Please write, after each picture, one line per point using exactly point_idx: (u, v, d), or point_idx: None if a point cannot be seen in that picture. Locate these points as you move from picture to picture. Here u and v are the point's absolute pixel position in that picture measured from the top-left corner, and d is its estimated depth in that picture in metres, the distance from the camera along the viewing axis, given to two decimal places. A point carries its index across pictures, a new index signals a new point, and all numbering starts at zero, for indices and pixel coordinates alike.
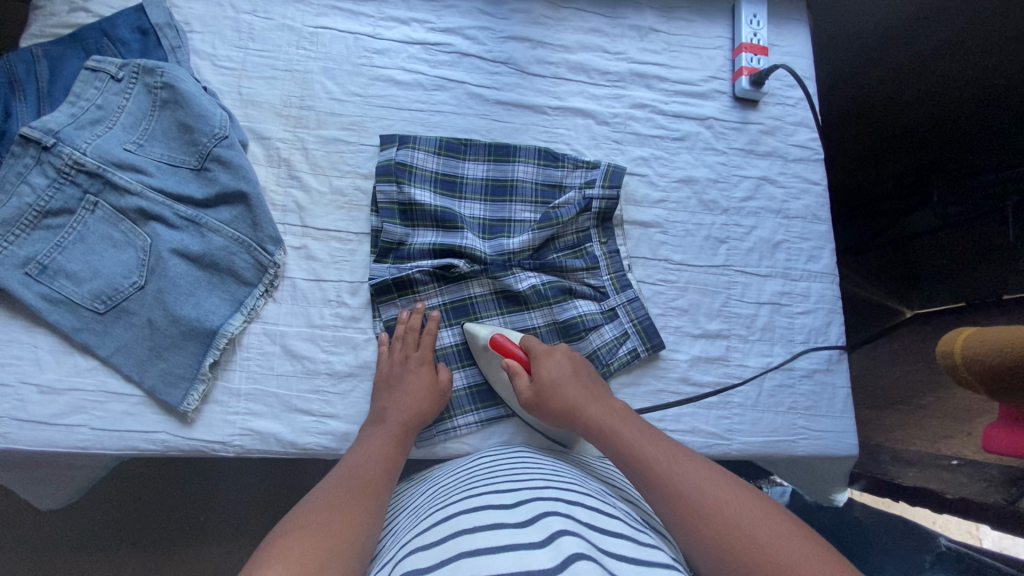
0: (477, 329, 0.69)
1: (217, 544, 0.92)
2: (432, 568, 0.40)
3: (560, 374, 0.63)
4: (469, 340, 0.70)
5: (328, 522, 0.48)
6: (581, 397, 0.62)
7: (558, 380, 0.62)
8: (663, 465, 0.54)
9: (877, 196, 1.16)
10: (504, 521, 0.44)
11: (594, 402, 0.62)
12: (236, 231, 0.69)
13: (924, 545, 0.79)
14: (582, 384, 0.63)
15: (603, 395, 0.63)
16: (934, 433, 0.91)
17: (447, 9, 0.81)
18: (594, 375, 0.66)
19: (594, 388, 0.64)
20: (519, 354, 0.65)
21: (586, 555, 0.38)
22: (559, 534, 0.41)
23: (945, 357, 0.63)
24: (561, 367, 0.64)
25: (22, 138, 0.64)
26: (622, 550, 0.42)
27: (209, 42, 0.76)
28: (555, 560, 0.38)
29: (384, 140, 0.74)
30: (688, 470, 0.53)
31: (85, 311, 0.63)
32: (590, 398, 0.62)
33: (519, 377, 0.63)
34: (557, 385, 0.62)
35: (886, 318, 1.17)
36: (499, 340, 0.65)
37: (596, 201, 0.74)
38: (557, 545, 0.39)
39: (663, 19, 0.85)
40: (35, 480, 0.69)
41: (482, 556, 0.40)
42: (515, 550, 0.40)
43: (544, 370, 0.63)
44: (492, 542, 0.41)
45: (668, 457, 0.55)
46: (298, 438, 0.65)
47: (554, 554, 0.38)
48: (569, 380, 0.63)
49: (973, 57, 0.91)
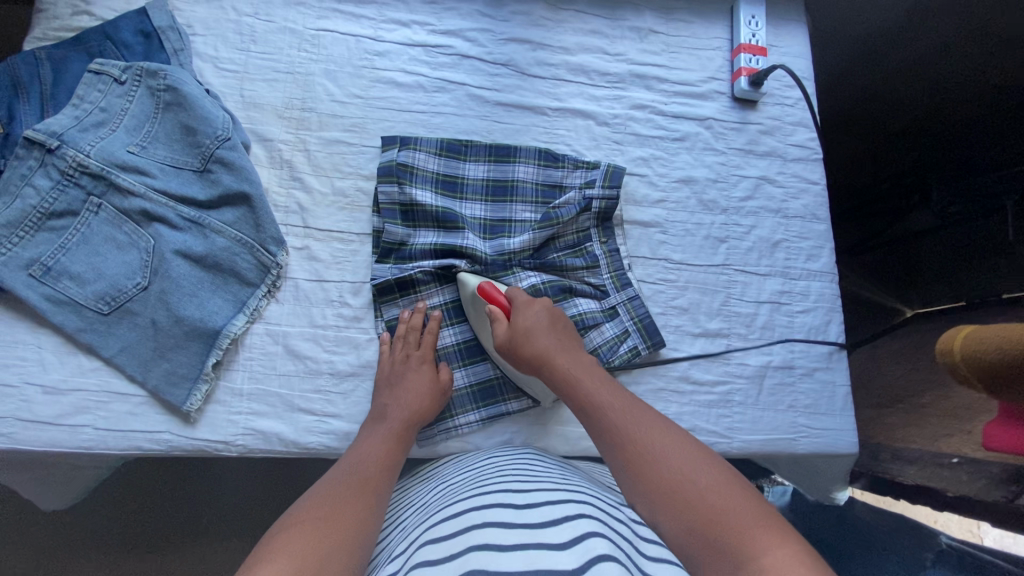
0: (470, 277, 0.68)
1: (218, 544, 0.92)
2: (443, 563, 0.40)
3: (536, 324, 0.63)
4: (461, 288, 0.69)
5: (338, 520, 0.49)
6: (552, 346, 0.62)
7: (533, 329, 0.62)
8: (621, 416, 0.54)
9: (876, 194, 1.15)
10: (514, 520, 0.45)
11: (564, 354, 0.62)
12: (238, 232, 0.69)
13: (925, 543, 0.79)
14: (557, 336, 0.63)
15: (577, 351, 0.63)
16: (935, 433, 0.89)
17: (448, 11, 0.82)
18: (571, 331, 0.66)
19: (568, 342, 0.64)
20: (501, 301, 0.65)
21: (606, 557, 0.38)
22: (573, 535, 0.41)
23: (944, 356, 0.64)
24: (538, 318, 0.64)
25: (26, 140, 0.65)
26: (632, 553, 0.43)
27: (212, 45, 0.76)
28: (575, 561, 0.38)
29: (385, 141, 0.75)
30: (645, 422, 0.53)
31: (88, 312, 0.64)
32: (561, 350, 0.62)
33: (497, 323, 0.63)
34: (530, 333, 0.62)
35: (885, 317, 1.18)
36: (487, 289, 0.66)
37: (596, 201, 0.74)
38: (575, 546, 0.40)
39: (662, 21, 0.86)
40: (38, 480, 0.69)
41: (494, 552, 0.40)
42: (529, 549, 0.40)
43: (521, 318, 0.63)
44: (504, 540, 0.42)
45: (629, 409, 0.55)
46: (300, 438, 0.66)
47: (571, 554, 0.39)
48: (544, 331, 0.63)
49: (974, 57, 0.92)
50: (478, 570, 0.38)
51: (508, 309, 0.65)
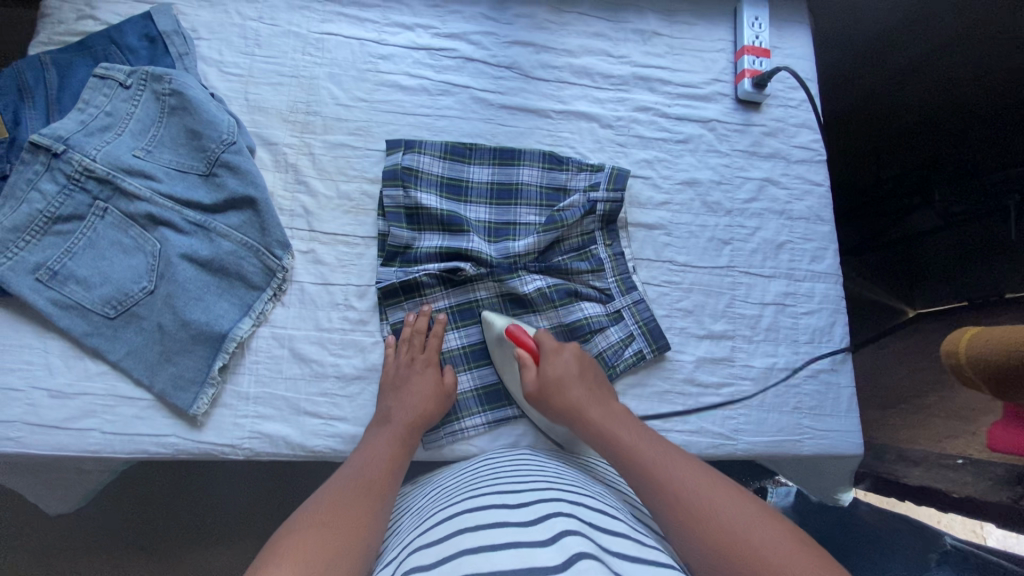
0: (495, 318, 0.70)
1: (222, 546, 0.92)
2: (435, 566, 0.40)
3: (566, 372, 0.63)
4: (485, 329, 0.71)
5: (334, 522, 0.49)
6: (584, 396, 0.62)
7: (564, 378, 0.63)
8: (664, 468, 0.54)
9: (880, 197, 1.12)
10: (506, 520, 0.45)
11: (596, 403, 0.62)
12: (244, 236, 0.69)
13: (930, 545, 0.79)
14: (587, 384, 0.63)
15: (607, 398, 0.63)
16: (938, 432, 0.92)
17: (452, 14, 0.82)
18: (599, 374, 0.66)
19: (599, 390, 0.64)
20: (529, 345, 0.66)
21: (591, 553, 0.38)
22: (563, 532, 0.42)
23: (950, 356, 0.64)
24: (568, 366, 0.64)
25: (32, 145, 0.65)
26: (623, 549, 0.43)
27: (216, 49, 0.76)
28: (561, 557, 0.38)
29: (390, 144, 0.75)
30: (687, 476, 0.53)
31: (95, 316, 0.64)
32: (594, 399, 0.62)
33: (527, 371, 0.64)
34: (563, 383, 0.62)
35: (886, 318, 1.16)
36: (514, 332, 0.66)
37: (600, 203, 0.74)
38: (563, 543, 0.40)
39: (665, 23, 0.86)
40: (45, 483, 0.69)
41: (485, 553, 0.40)
42: (520, 547, 0.40)
43: (551, 367, 0.63)
44: (495, 540, 0.42)
45: (669, 462, 0.55)
46: (306, 441, 0.66)
47: (558, 551, 0.39)
48: (574, 378, 0.63)
49: (975, 58, 0.93)
50: (466, 572, 0.38)
51: (537, 355, 0.65)
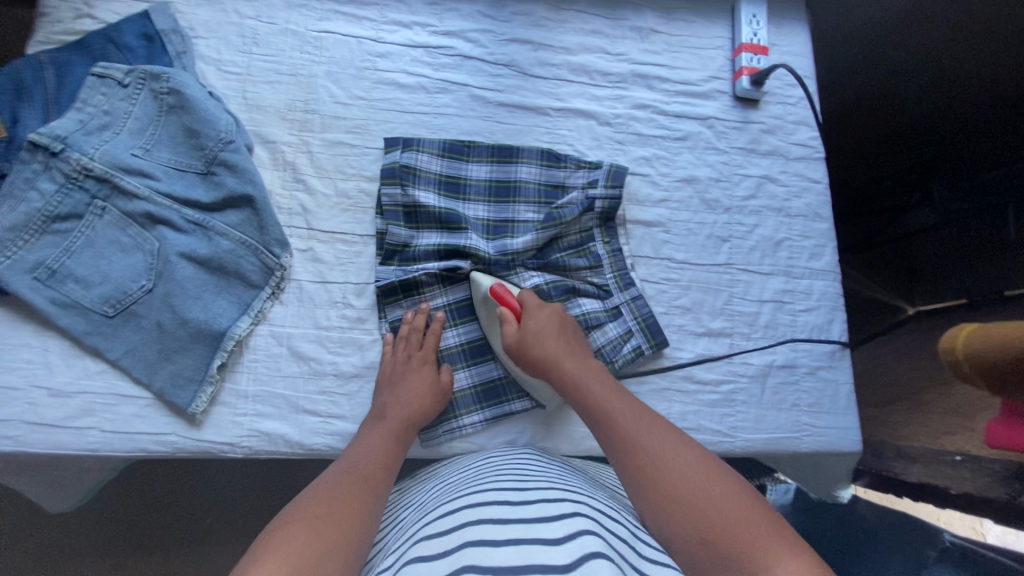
0: (482, 277, 0.69)
1: (221, 545, 0.92)
2: (438, 559, 0.40)
3: (545, 327, 0.64)
4: (472, 288, 0.70)
5: (335, 517, 0.49)
6: (560, 351, 0.63)
7: (543, 332, 0.63)
8: (628, 420, 0.55)
9: (878, 192, 1.15)
10: (509, 517, 0.45)
11: (573, 358, 0.63)
12: (242, 234, 0.69)
13: (929, 541, 0.79)
14: (566, 341, 0.64)
15: (584, 356, 0.64)
16: (936, 429, 0.92)
17: (449, 12, 0.82)
18: (578, 334, 0.67)
19: (576, 347, 0.64)
20: (513, 303, 0.66)
21: (599, 554, 0.39)
22: (567, 533, 0.42)
23: (948, 353, 0.64)
24: (548, 321, 0.65)
25: (31, 144, 0.65)
26: (626, 552, 0.43)
27: (214, 48, 0.76)
28: (568, 557, 0.38)
29: (387, 142, 0.75)
30: (651, 429, 0.54)
31: (94, 315, 0.64)
32: (570, 354, 0.63)
33: (507, 325, 0.65)
34: (541, 337, 0.63)
35: (889, 315, 1.16)
36: (499, 291, 0.67)
37: (598, 201, 0.74)
38: (569, 543, 0.40)
39: (663, 20, 0.86)
40: (44, 482, 0.69)
41: (489, 548, 0.40)
42: (522, 544, 0.40)
43: (532, 322, 0.64)
44: (498, 535, 0.42)
45: (635, 415, 0.56)
46: (305, 439, 0.66)
47: (565, 550, 0.39)
48: (553, 334, 0.64)
49: (978, 54, 0.92)
50: (470, 566, 0.38)
51: (519, 312, 0.66)
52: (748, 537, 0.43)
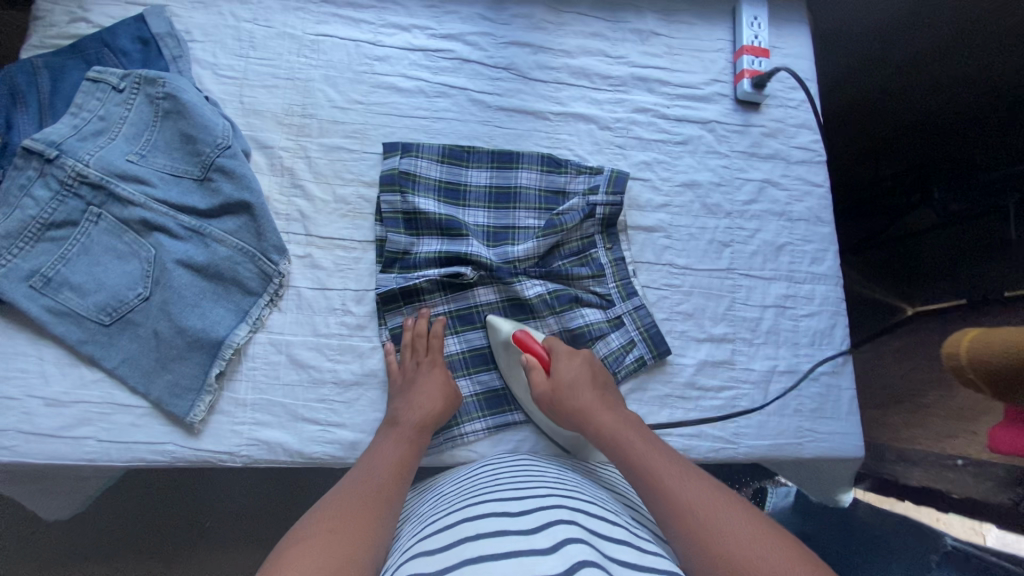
0: (499, 322, 0.69)
1: (223, 549, 0.92)
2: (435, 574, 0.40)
3: (578, 377, 0.64)
4: (489, 333, 0.70)
5: (339, 530, 0.48)
6: (595, 401, 0.62)
7: (575, 382, 0.63)
8: (667, 472, 0.54)
9: (875, 194, 1.13)
10: (507, 528, 0.44)
11: (607, 409, 0.62)
12: (239, 241, 0.69)
13: (932, 546, 0.79)
14: (599, 391, 0.64)
15: (617, 405, 0.64)
16: (939, 431, 0.91)
17: (448, 15, 0.81)
18: (611, 386, 0.66)
19: (609, 398, 0.64)
20: (536, 350, 0.66)
21: (591, 562, 0.38)
22: (565, 541, 0.41)
23: (952, 358, 0.63)
24: (579, 371, 0.65)
25: (25, 150, 0.64)
26: (625, 557, 0.43)
27: (210, 51, 0.76)
28: (562, 565, 0.38)
29: (387, 148, 0.74)
30: (689, 481, 0.53)
31: (90, 323, 0.63)
32: (605, 405, 0.62)
33: (536, 372, 0.65)
34: (574, 386, 0.63)
35: (887, 316, 1.15)
36: (522, 339, 0.67)
37: (600, 207, 0.74)
38: (564, 551, 0.40)
39: (664, 22, 0.85)
40: (43, 491, 0.69)
41: (486, 562, 0.40)
42: (520, 556, 0.40)
43: (563, 371, 0.64)
44: (496, 548, 0.41)
45: (673, 468, 0.55)
46: (305, 448, 0.65)
47: (560, 559, 0.39)
48: (585, 385, 0.64)
49: (977, 55, 0.91)
50: None
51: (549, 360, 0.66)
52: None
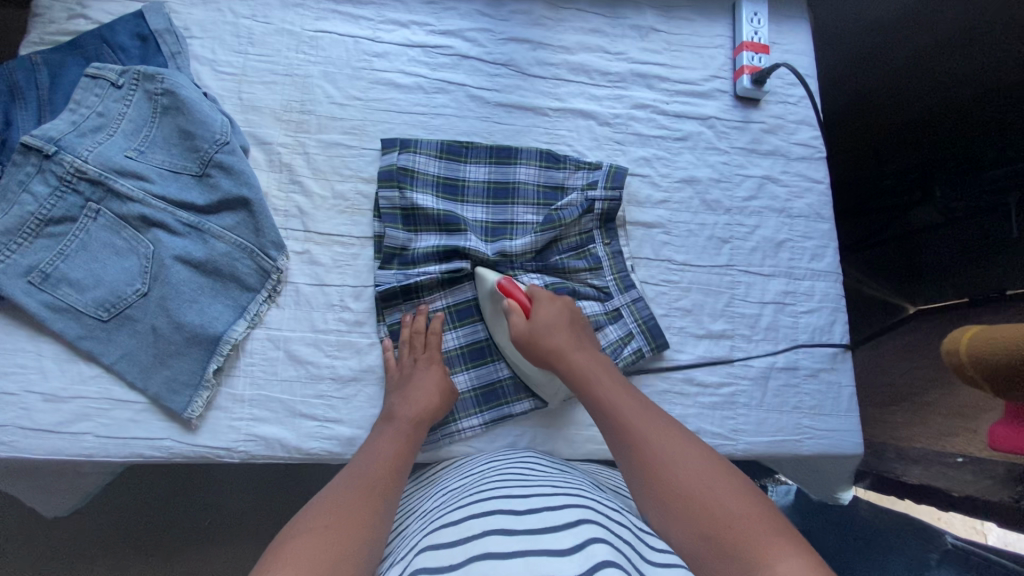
0: (487, 273, 0.68)
1: (221, 546, 0.92)
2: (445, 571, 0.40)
3: (555, 321, 0.63)
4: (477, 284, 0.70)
5: (342, 526, 0.48)
6: (568, 344, 0.62)
7: (552, 326, 0.62)
8: (635, 415, 0.55)
9: (876, 193, 1.11)
10: (515, 526, 0.44)
11: (581, 352, 0.62)
12: (238, 236, 0.68)
13: (932, 544, 0.78)
14: (574, 335, 0.63)
15: (591, 349, 0.64)
16: (938, 430, 0.92)
17: (447, 11, 0.81)
18: (587, 331, 0.66)
19: (585, 343, 0.64)
20: (519, 297, 0.64)
21: (607, 564, 0.38)
22: (575, 543, 0.41)
23: (951, 355, 0.63)
24: (558, 316, 0.64)
25: (24, 146, 0.64)
26: (633, 557, 0.43)
27: (209, 47, 0.76)
28: (575, 569, 0.38)
29: (385, 143, 0.74)
30: (655, 424, 0.54)
31: (88, 319, 0.63)
32: (579, 348, 0.62)
33: (514, 315, 0.63)
34: (551, 329, 0.62)
35: (889, 315, 1.15)
36: (505, 285, 0.65)
37: (598, 202, 0.74)
38: (575, 553, 0.40)
39: (663, 18, 0.85)
40: (41, 487, 0.69)
41: (496, 561, 0.39)
42: (529, 556, 0.40)
43: (542, 314, 0.63)
44: (505, 548, 0.41)
45: (640, 411, 0.56)
46: (303, 443, 0.65)
47: (572, 562, 0.39)
48: (563, 329, 0.63)
49: (977, 53, 0.92)
50: None
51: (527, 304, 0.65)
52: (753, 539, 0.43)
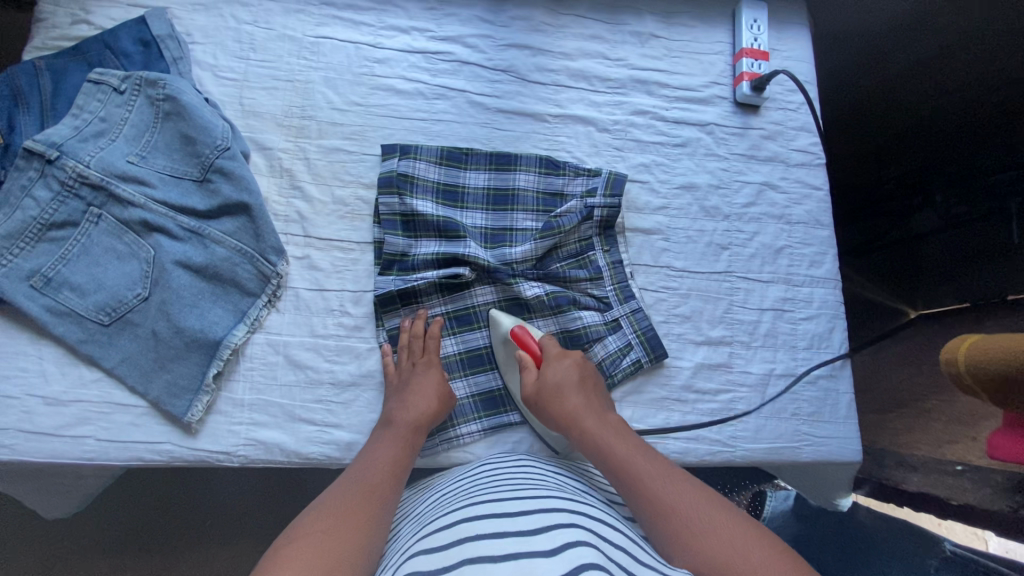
0: (503, 317, 0.70)
1: (220, 547, 0.92)
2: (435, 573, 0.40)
3: (566, 379, 0.63)
4: (492, 328, 0.70)
5: (336, 530, 0.48)
6: (581, 404, 0.62)
7: (563, 385, 0.63)
8: (654, 480, 0.54)
9: (876, 198, 1.14)
10: (510, 529, 0.44)
11: (593, 411, 0.62)
12: (239, 242, 0.69)
13: (931, 550, 0.78)
14: (586, 393, 0.64)
15: (605, 408, 0.64)
16: (939, 438, 0.93)
17: (447, 18, 0.81)
18: (600, 387, 0.66)
19: (598, 400, 0.64)
20: (533, 348, 0.66)
21: (593, 565, 0.39)
22: (565, 544, 0.41)
23: (949, 365, 0.63)
24: (569, 373, 0.64)
25: (26, 151, 0.64)
26: (623, 560, 0.43)
27: (211, 53, 0.76)
28: (564, 569, 0.38)
29: (385, 150, 0.74)
30: (674, 487, 0.54)
31: (89, 323, 0.64)
32: (592, 407, 0.62)
33: (526, 372, 0.65)
34: (562, 388, 0.63)
35: (887, 320, 1.14)
36: (520, 335, 0.67)
37: (598, 209, 0.74)
38: (564, 554, 0.40)
39: (663, 25, 0.85)
40: (42, 489, 0.69)
41: (486, 563, 0.40)
42: (520, 558, 0.40)
43: (552, 372, 0.64)
44: (497, 550, 0.41)
45: (659, 473, 0.55)
46: (301, 448, 0.66)
47: (560, 562, 0.39)
48: (574, 387, 0.63)
49: (977, 59, 0.91)
50: None
51: (539, 359, 0.66)
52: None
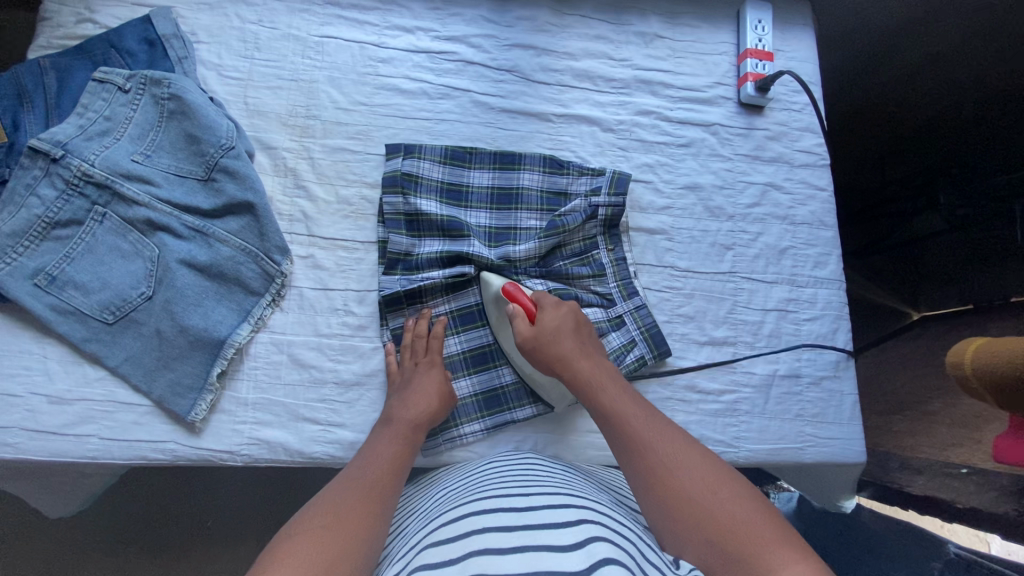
0: (492, 277, 0.69)
1: (221, 548, 0.92)
2: (443, 565, 0.40)
3: (561, 327, 0.63)
4: (482, 288, 0.70)
5: (342, 527, 0.48)
6: (572, 350, 0.62)
7: (556, 331, 0.63)
8: (638, 423, 0.55)
9: (882, 199, 1.12)
10: (517, 523, 0.44)
11: (583, 357, 0.62)
12: (243, 241, 0.69)
13: (934, 553, 0.78)
14: (578, 339, 0.63)
15: (598, 357, 0.63)
16: (944, 440, 0.95)
17: (452, 17, 0.81)
18: (592, 334, 0.66)
19: (589, 347, 0.64)
20: (524, 302, 0.65)
21: (606, 561, 0.39)
22: (574, 539, 0.41)
23: (956, 368, 0.63)
24: (562, 320, 0.64)
25: (31, 150, 0.64)
26: (634, 555, 0.43)
27: (216, 53, 0.76)
28: (575, 564, 0.38)
29: (389, 149, 0.75)
30: (662, 435, 0.54)
31: (94, 322, 0.64)
32: (582, 354, 0.62)
33: (519, 322, 0.63)
34: (554, 335, 0.62)
35: (892, 321, 1.12)
36: (510, 290, 0.66)
37: (602, 208, 0.74)
38: (575, 549, 0.40)
39: (667, 25, 0.85)
40: (46, 488, 0.69)
41: (495, 556, 0.40)
42: (529, 551, 0.40)
43: (545, 318, 0.63)
44: (504, 543, 0.42)
45: (650, 422, 0.55)
46: (305, 447, 0.65)
47: (572, 557, 0.39)
48: (566, 333, 0.63)
49: (975, 61, 0.92)
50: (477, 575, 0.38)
51: (531, 307, 0.65)
52: (762, 551, 0.43)
